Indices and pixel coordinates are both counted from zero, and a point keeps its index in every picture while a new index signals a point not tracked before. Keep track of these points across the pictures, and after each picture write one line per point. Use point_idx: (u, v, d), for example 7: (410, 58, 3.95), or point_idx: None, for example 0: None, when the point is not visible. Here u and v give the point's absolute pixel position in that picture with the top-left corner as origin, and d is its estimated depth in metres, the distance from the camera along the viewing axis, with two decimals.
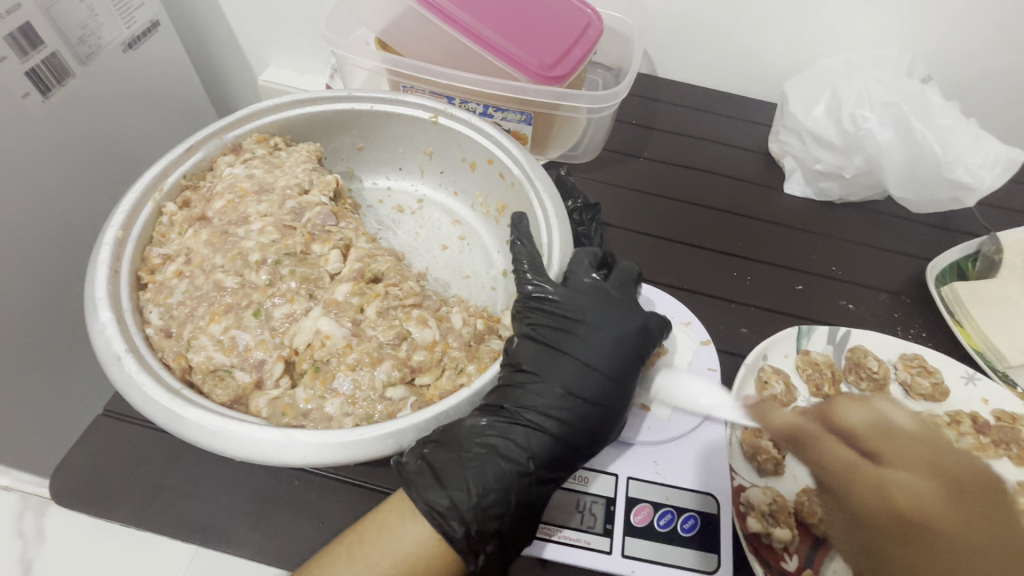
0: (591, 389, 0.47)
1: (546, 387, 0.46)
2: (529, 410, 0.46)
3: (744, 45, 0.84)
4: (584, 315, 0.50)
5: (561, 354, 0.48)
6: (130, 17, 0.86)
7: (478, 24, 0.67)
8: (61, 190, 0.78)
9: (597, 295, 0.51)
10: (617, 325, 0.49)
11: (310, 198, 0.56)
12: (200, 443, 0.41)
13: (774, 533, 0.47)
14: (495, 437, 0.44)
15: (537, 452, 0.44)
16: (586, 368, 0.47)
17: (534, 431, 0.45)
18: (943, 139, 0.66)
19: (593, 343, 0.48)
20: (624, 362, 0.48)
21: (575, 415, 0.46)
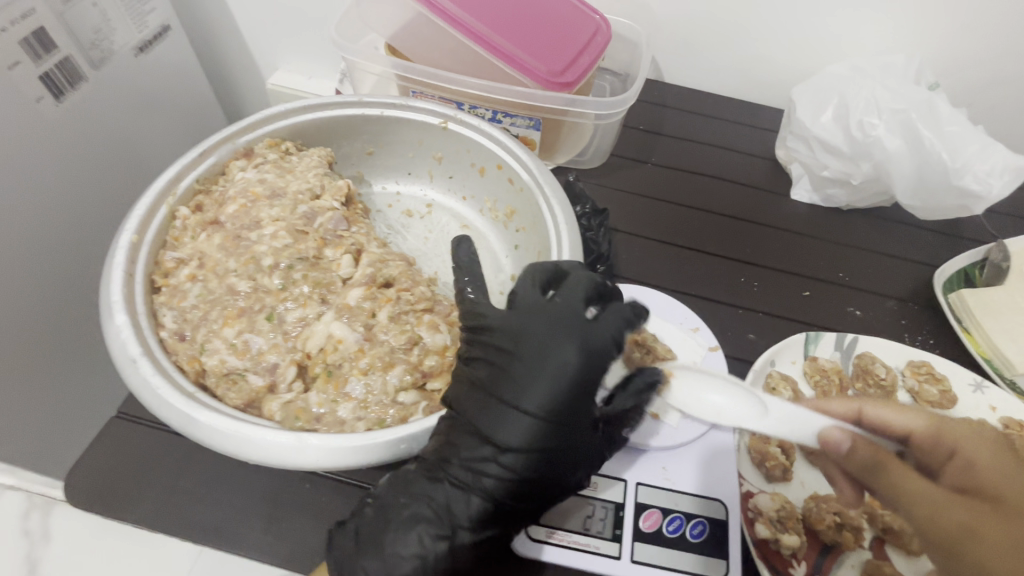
0: (524, 438, 0.41)
1: (475, 444, 0.42)
2: (454, 467, 0.42)
3: (752, 51, 0.84)
4: (521, 347, 0.43)
5: (492, 401, 0.42)
6: (141, 21, 0.87)
7: (488, 31, 0.68)
8: (73, 191, 0.78)
9: (537, 321, 0.44)
10: (555, 357, 0.42)
11: (322, 202, 0.56)
12: (213, 447, 0.41)
13: (782, 539, 0.47)
14: (414, 502, 0.42)
15: (466, 513, 0.42)
16: (519, 415, 0.41)
17: (461, 493, 0.42)
18: (951, 146, 0.66)
19: (527, 383, 0.41)
20: (567, 401, 0.42)
21: (506, 472, 0.41)
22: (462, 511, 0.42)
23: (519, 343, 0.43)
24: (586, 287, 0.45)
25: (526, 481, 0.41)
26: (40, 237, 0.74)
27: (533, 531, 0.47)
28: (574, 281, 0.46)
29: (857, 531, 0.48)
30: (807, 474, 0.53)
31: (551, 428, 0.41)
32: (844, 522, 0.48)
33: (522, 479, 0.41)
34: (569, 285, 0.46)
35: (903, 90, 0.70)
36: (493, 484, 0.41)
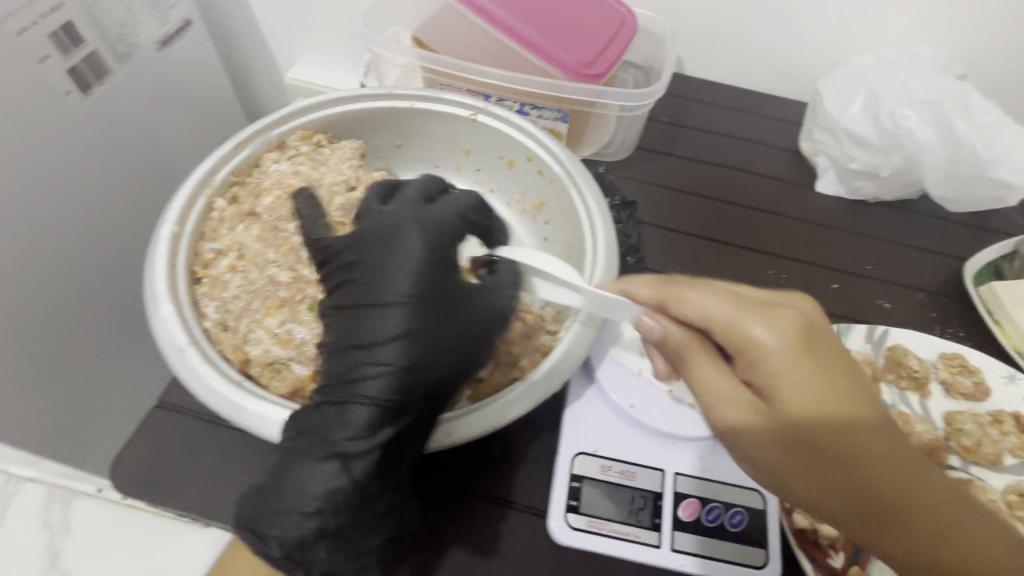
0: (394, 330, 0.41)
1: (346, 350, 0.42)
2: (333, 385, 0.42)
3: (776, 43, 0.84)
4: (377, 243, 0.44)
5: (361, 303, 0.43)
6: (165, 15, 0.87)
7: (517, 23, 0.68)
8: (99, 186, 0.79)
9: (391, 220, 0.45)
10: (404, 246, 0.43)
11: (356, 194, 0.57)
12: (262, 434, 0.42)
13: (820, 529, 0.47)
14: (313, 431, 0.41)
15: (353, 424, 0.40)
16: (382, 307, 0.42)
17: (350, 404, 0.40)
18: (985, 138, 0.66)
19: (386, 280, 0.42)
20: (429, 285, 0.42)
21: (379, 369, 0.40)
22: (354, 420, 0.40)
23: (374, 240, 0.44)
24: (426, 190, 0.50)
25: (407, 372, 0.41)
26: (66, 229, 0.74)
27: (572, 520, 0.47)
28: (409, 195, 0.49)
29: None
30: None
31: (417, 311, 0.41)
32: None
33: (402, 371, 0.41)
34: (403, 201, 0.48)
35: (932, 81, 0.70)
36: (374, 385, 0.40)
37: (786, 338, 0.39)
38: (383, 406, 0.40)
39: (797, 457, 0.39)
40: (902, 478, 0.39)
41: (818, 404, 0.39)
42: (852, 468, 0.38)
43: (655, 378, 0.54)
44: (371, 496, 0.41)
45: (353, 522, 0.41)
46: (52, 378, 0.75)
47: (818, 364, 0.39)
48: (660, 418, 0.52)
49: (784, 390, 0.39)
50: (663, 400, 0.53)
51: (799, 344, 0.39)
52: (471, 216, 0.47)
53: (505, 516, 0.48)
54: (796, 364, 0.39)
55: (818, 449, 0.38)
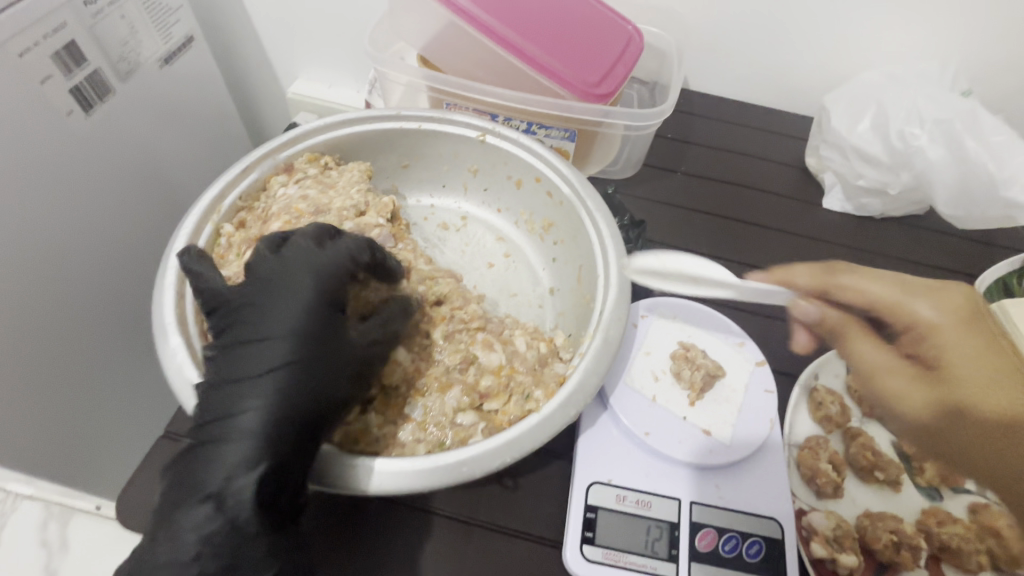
0: (271, 371, 0.40)
1: (219, 390, 0.41)
2: (208, 423, 0.40)
3: (782, 59, 0.84)
4: (265, 283, 0.43)
5: (243, 343, 0.42)
6: (167, 32, 0.86)
7: (524, 42, 0.67)
8: (101, 206, 0.78)
9: (277, 261, 0.44)
10: (287, 287, 0.43)
11: (368, 219, 0.56)
12: None
13: (840, 559, 0.47)
14: (193, 470, 0.40)
15: (225, 466, 0.39)
16: (261, 346, 0.41)
17: (224, 445, 0.39)
18: (998, 157, 0.65)
19: (267, 316, 0.42)
20: (308, 327, 0.42)
21: (252, 414, 0.39)
22: (229, 462, 0.39)
23: (263, 280, 0.44)
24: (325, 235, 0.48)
25: (281, 415, 0.39)
26: (69, 251, 0.73)
27: (587, 552, 0.46)
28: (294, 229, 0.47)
29: (915, 549, 0.48)
30: (856, 490, 0.53)
31: (293, 352, 0.41)
32: (901, 540, 0.48)
33: (277, 414, 0.39)
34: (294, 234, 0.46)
35: (945, 99, 0.69)
36: (248, 427, 0.39)
37: (952, 316, 0.44)
38: (257, 449, 0.39)
39: (939, 417, 0.42)
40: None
41: (985, 385, 0.41)
42: (984, 436, 0.41)
43: (669, 404, 0.53)
44: (248, 540, 0.39)
45: (231, 568, 0.38)
46: (51, 402, 0.74)
47: (988, 336, 0.43)
48: (674, 445, 0.51)
49: (956, 363, 0.42)
50: (677, 427, 0.52)
51: (962, 323, 0.44)
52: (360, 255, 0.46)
53: (519, 547, 0.47)
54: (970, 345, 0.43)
55: (991, 420, 0.41)
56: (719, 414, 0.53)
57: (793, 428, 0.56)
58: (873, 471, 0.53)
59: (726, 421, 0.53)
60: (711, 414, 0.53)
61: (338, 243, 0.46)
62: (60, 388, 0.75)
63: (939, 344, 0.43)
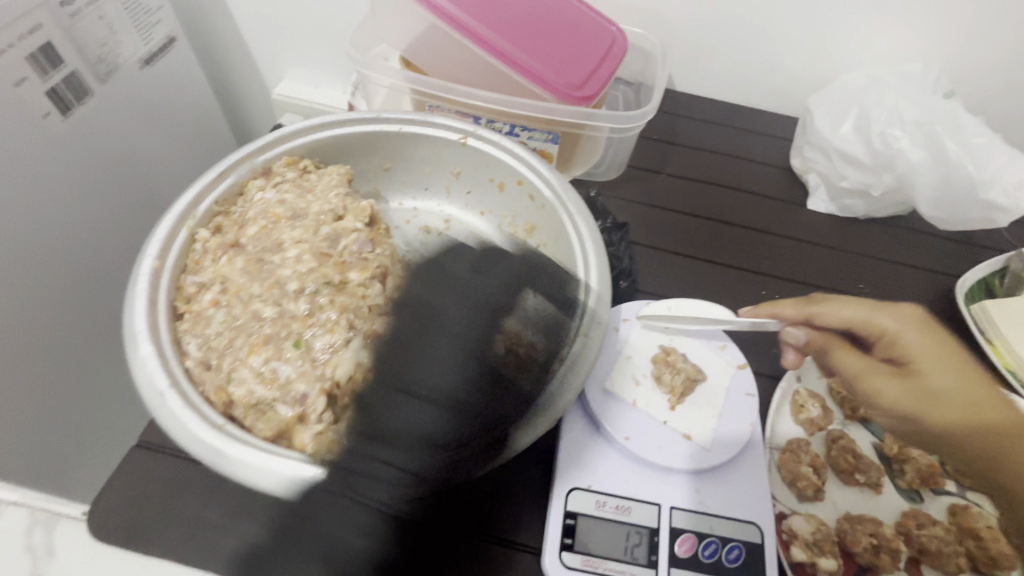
0: (429, 419, 0.46)
1: (360, 437, 0.44)
2: (361, 461, 0.42)
3: (766, 60, 0.84)
4: (416, 335, 0.50)
5: (385, 391, 0.47)
6: (148, 33, 0.85)
7: (506, 44, 0.67)
8: (80, 210, 0.77)
9: (443, 317, 0.52)
10: (439, 337, 0.51)
11: (345, 223, 0.55)
12: (246, 481, 0.40)
13: (819, 563, 0.47)
14: (333, 507, 0.42)
15: (380, 502, 0.42)
16: (418, 399, 0.47)
17: (377, 485, 0.42)
18: (977, 160, 0.67)
19: (422, 368, 0.48)
20: (477, 378, 0.49)
21: (401, 456, 0.44)
22: (383, 499, 0.42)
23: (410, 335, 0.50)
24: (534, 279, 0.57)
25: (440, 458, 0.44)
26: (46, 257, 0.72)
27: (567, 559, 0.46)
28: (440, 279, 0.56)
29: (894, 552, 0.48)
30: (837, 492, 0.53)
31: (451, 402, 0.48)
32: (880, 543, 0.49)
33: (428, 460, 0.44)
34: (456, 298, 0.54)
35: (923, 102, 0.70)
36: (399, 470, 0.43)
37: (909, 326, 0.58)
38: (411, 488, 0.43)
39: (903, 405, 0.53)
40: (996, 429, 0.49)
41: (941, 382, 0.51)
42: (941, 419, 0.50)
43: (650, 408, 0.53)
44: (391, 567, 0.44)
45: None
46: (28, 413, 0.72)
47: (944, 355, 0.54)
48: (655, 450, 0.51)
49: (921, 362, 0.53)
50: (659, 431, 0.52)
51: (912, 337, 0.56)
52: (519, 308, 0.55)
53: (498, 556, 0.46)
54: (922, 351, 0.55)
55: (952, 410, 0.50)
56: (700, 419, 0.53)
57: (775, 431, 0.56)
58: (854, 474, 0.53)
59: (708, 425, 0.53)
60: (692, 417, 0.53)
61: (481, 300, 0.54)
62: (40, 397, 0.73)
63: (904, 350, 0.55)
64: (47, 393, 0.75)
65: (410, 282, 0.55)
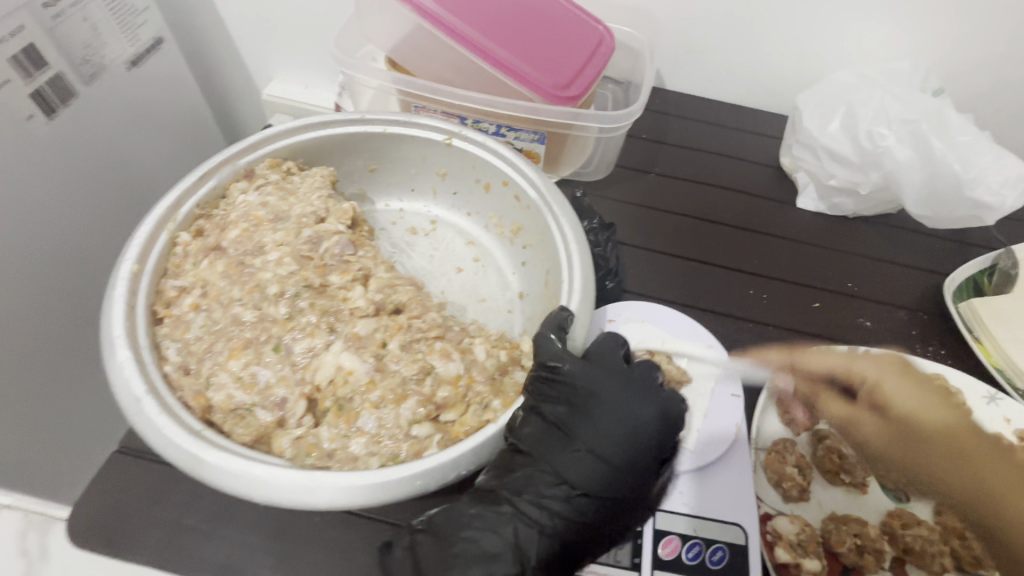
0: (596, 485, 0.43)
1: (545, 481, 0.44)
2: (523, 502, 0.43)
3: (755, 58, 0.84)
4: (597, 405, 0.46)
5: (554, 446, 0.45)
6: (134, 34, 0.85)
7: (490, 44, 0.66)
8: (67, 212, 0.76)
9: (591, 368, 0.47)
10: (638, 417, 0.45)
11: (327, 226, 0.55)
12: (220, 487, 0.40)
13: (803, 564, 0.47)
14: (480, 536, 0.42)
15: (531, 552, 0.42)
16: (582, 453, 0.44)
17: (529, 531, 0.42)
18: (964, 158, 0.67)
19: (603, 430, 0.45)
20: (648, 456, 0.45)
21: (576, 514, 0.43)
22: (531, 549, 0.42)
23: (597, 403, 0.46)
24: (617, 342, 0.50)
25: (586, 521, 0.43)
26: (32, 260, 0.71)
27: None
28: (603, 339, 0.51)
29: (878, 553, 0.49)
30: (822, 492, 0.53)
31: (627, 475, 0.44)
32: (864, 544, 0.49)
33: (581, 518, 0.43)
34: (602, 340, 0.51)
35: (911, 99, 0.70)
36: (560, 525, 0.43)
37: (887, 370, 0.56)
38: (556, 543, 0.43)
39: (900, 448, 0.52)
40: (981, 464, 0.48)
41: (925, 417, 0.52)
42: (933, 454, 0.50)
43: None
44: None
45: None
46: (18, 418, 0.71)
47: (923, 394, 0.54)
48: None
49: (900, 402, 0.53)
50: None
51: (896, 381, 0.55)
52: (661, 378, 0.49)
53: None
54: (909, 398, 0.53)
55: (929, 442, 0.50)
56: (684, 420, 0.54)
57: (761, 431, 0.55)
58: (839, 474, 0.53)
59: (692, 426, 0.53)
60: None
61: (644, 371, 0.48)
62: (31, 401, 0.73)
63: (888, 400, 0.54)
64: (37, 397, 0.74)
65: (612, 338, 0.51)
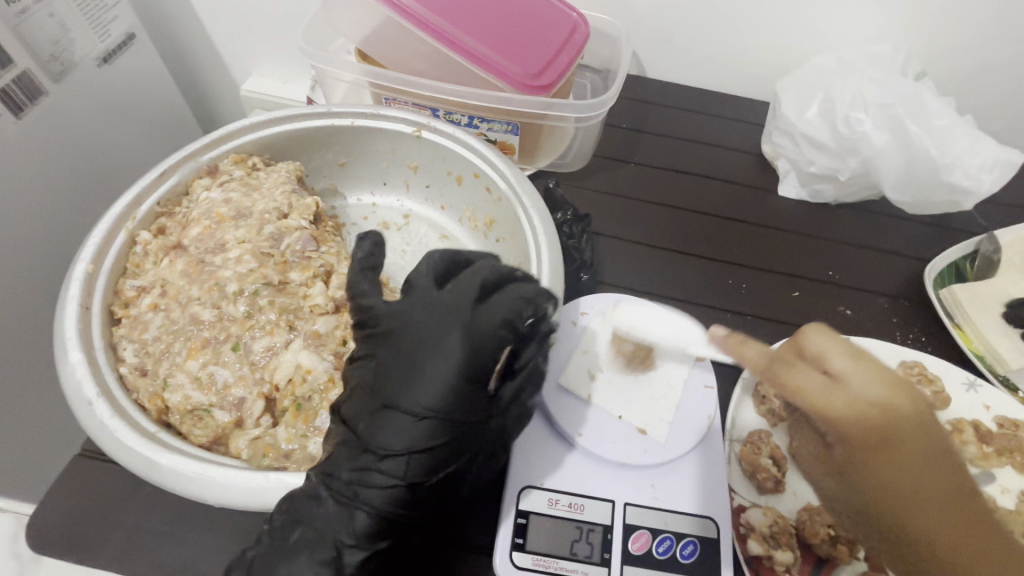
0: (416, 442, 0.39)
1: (357, 453, 0.40)
2: (339, 479, 0.40)
3: (734, 44, 0.82)
4: (401, 347, 0.42)
5: (369, 412, 0.41)
6: (104, 30, 0.78)
7: (460, 34, 0.65)
8: (46, 219, 0.72)
9: (412, 317, 0.43)
10: (439, 352, 0.40)
11: (290, 222, 0.54)
12: (177, 490, 0.40)
13: (776, 556, 0.47)
14: (301, 525, 0.39)
15: (350, 532, 0.39)
16: (396, 413, 0.40)
17: (345, 510, 0.39)
18: (941, 142, 0.66)
19: (418, 384, 0.40)
20: (458, 389, 0.40)
21: (390, 477, 0.39)
22: (354, 522, 0.39)
23: (399, 345, 0.42)
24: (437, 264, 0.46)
25: (411, 483, 0.39)
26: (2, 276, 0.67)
27: (518, 559, 0.46)
28: (472, 272, 0.45)
29: (851, 543, 0.47)
30: (799, 484, 0.52)
31: (444, 419, 0.39)
32: (837, 535, 0.48)
33: (402, 480, 0.39)
34: (466, 275, 0.45)
35: (890, 84, 0.68)
36: (377, 494, 0.39)
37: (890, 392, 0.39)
38: (381, 513, 0.39)
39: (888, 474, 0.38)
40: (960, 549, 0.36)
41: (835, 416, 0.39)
42: (876, 496, 0.38)
43: (604, 402, 0.52)
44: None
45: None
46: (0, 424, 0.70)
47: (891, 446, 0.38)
48: (608, 445, 0.50)
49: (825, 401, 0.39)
50: (614, 426, 0.51)
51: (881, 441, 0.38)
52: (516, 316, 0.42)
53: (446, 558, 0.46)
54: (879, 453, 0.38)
55: (908, 494, 0.37)
56: (656, 412, 0.52)
57: (735, 423, 0.55)
58: None
59: (663, 418, 0.52)
60: (645, 409, 0.52)
61: (493, 304, 0.42)
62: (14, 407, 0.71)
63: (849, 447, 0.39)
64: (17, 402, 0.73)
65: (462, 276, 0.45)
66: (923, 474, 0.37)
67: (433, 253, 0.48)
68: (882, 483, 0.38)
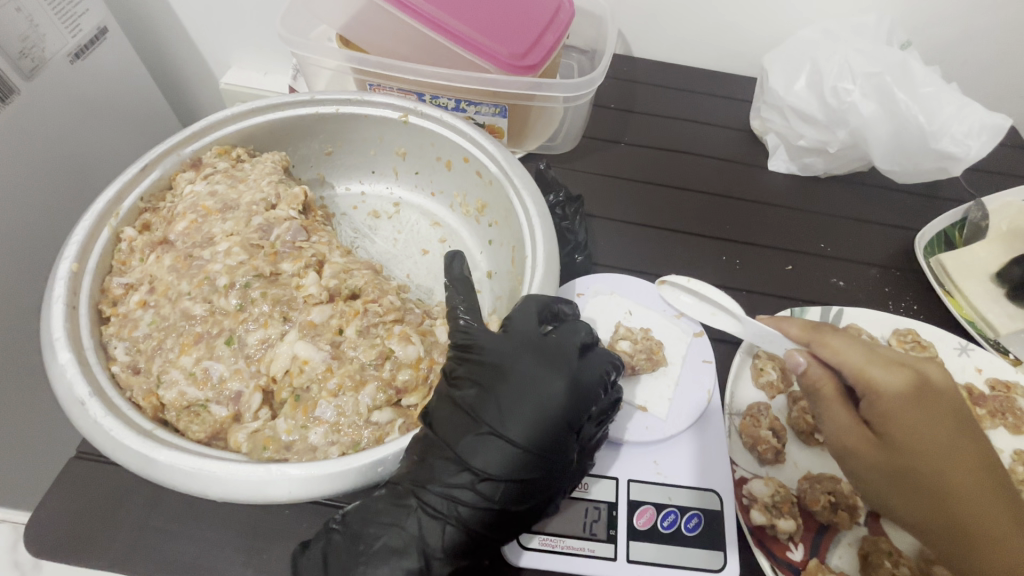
0: (511, 471, 0.40)
1: (453, 470, 0.41)
2: (431, 494, 0.41)
3: (720, 20, 0.81)
4: (508, 379, 0.43)
5: (464, 430, 0.42)
6: (74, 24, 0.76)
7: (442, 15, 0.63)
8: (28, 220, 0.70)
9: (516, 349, 0.45)
10: (547, 391, 0.42)
11: (278, 212, 0.54)
12: (176, 486, 0.39)
13: (778, 525, 0.46)
14: (384, 532, 0.40)
15: (440, 545, 0.40)
16: (497, 440, 0.41)
17: (435, 523, 0.40)
18: (928, 109, 0.66)
19: (519, 415, 0.41)
20: (558, 429, 0.42)
21: (484, 500, 0.40)
22: (441, 540, 0.40)
23: (506, 375, 0.43)
24: (538, 310, 0.47)
25: (501, 508, 0.40)
26: None
27: (524, 539, 0.46)
28: (571, 326, 0.48)
29: (852, 509, 0.48)
30: (798, 454, 0.52)
31: (540, 455, 0.41)
32: (837, 501, 0.48)
33: (493, 504, 0.40)
34: (568, 326, 0.48)
35: (876, 52, 0.68)
36: (468, 512, 0.40)
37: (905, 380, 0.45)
38: (467, 532, 0.40)
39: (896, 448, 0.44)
40: (982, 504, 0.42)
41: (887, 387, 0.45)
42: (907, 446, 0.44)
43: None
44: None
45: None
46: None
47: (927, 418, 0.44)
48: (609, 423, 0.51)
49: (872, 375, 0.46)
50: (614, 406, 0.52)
51: (916, 397, 0.45)
52: (608, 374, 0.46)
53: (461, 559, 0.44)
54: (912, 414, 0.44)
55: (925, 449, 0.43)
56: (657, 389, 0.53)
57: (735, 396, 0.54)
58: (813, 434, 0.52)
59: (663, 396, 0.53)
60: (642, 386, 0.54)
61: (591, 360, 0.46)
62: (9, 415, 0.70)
63: (883, 403, 0.45)
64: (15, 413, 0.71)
65: (564, 325, 0.48)
66: (939, 443, 0.43)
67: (529, 296, 0.49)
68: (914, 433, 0.44)
